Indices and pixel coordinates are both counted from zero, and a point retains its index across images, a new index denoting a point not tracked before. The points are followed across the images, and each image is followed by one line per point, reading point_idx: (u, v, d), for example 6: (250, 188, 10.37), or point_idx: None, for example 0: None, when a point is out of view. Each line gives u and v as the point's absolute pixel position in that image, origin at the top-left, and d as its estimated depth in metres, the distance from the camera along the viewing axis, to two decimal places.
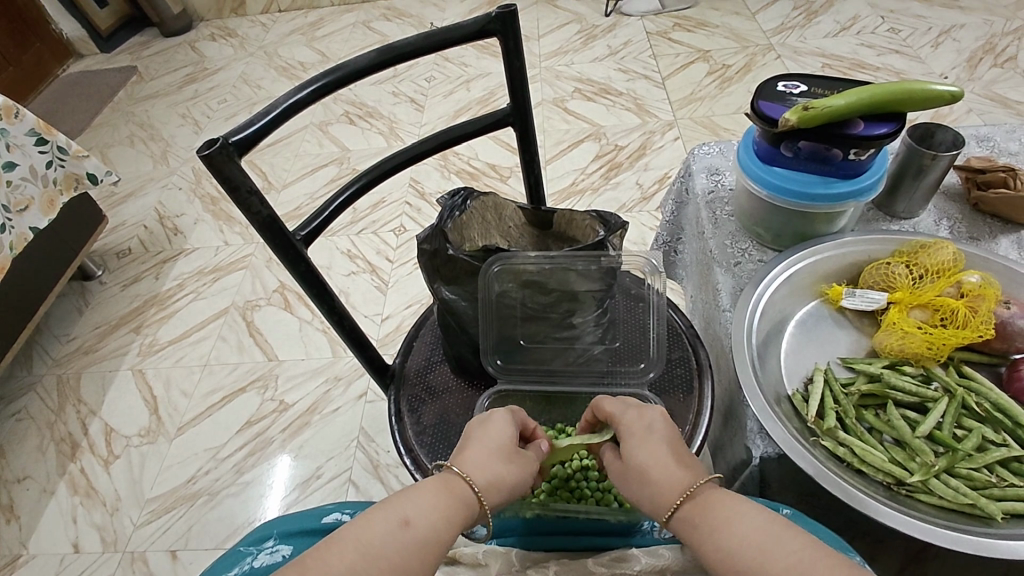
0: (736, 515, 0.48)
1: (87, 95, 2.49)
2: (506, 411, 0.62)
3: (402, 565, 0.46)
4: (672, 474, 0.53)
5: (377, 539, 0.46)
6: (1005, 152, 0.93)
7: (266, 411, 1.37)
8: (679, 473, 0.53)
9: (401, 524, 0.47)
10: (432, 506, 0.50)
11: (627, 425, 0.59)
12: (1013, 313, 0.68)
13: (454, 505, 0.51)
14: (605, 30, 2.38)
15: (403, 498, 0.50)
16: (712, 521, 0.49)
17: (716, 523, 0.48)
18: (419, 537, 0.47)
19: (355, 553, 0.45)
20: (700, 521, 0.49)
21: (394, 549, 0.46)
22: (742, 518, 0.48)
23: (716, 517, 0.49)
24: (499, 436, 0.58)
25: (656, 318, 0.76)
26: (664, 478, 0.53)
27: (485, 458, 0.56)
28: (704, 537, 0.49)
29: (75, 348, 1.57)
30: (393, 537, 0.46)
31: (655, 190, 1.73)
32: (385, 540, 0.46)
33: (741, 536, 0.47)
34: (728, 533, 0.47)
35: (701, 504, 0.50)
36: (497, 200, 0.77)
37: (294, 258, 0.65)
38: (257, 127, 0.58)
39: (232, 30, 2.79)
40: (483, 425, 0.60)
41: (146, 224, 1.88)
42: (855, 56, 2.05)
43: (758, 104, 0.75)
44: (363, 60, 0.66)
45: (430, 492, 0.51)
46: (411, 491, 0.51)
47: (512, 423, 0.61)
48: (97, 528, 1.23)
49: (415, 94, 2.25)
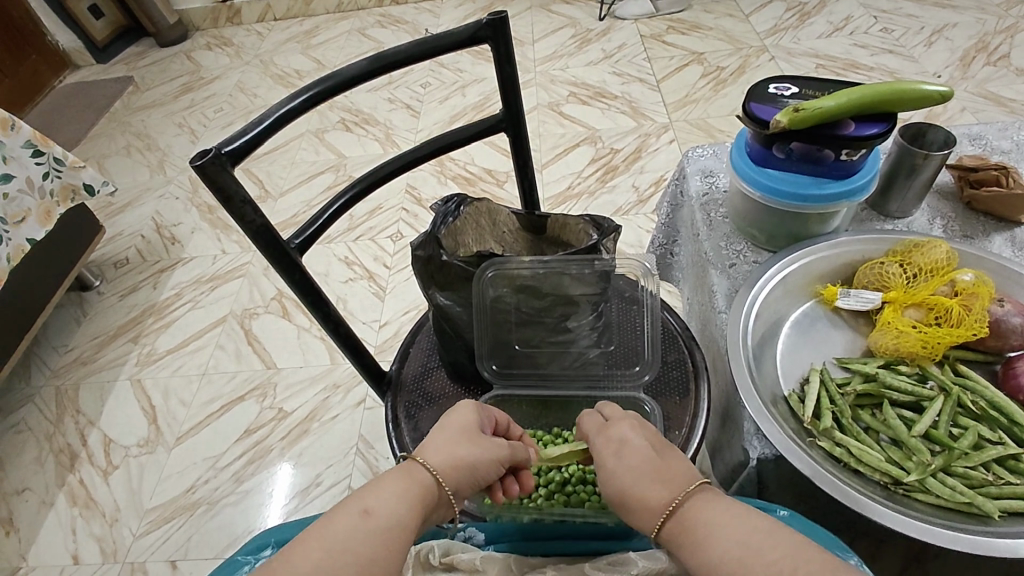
0: (720, 524, 0.49)
1: (83, 106, 2.50)
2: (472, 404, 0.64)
3: (370, 554, 0.46)
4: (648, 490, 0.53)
5: (339, 534, 0.46)
6: (997, 150, 0.93)
7: (265, 419, 1.37)
8: (655, 488, 0.53)
9: (362, 514, 0.48)
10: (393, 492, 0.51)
11: (602, 449, 0.59)
12: (1007, 310, 0.68)
13: (415, 489, 0.52)
14: (599, 34, 2.39)
15: (362, 492, 0.50)
16: (695, 536, 0.49)
17: (699, 537, 0.49)
18: (382, 524, 0.48)
19: (318, 551, 0.45)
20: (686, 536, 0.50)
21: (358, 539, 0.46)
22: (724, 526, 0.48)
23: (700, 529, 0.49)
24: (458, 421, 0.60)
25: (650, 320, 0.76)
26: (642, 495, 0.53)
27: (445, 443, 0.57)
28: (689, 553, 0.49)
29: (73, 358, 1.57)
30: (357, 528, 0.47)
31: (651, 192, 1.73)
32: (348, 532, 0.46)
33: (723, 545, 0.47)
34: (711, 545, 0.48)
35: (684, 518, 0.50)
36: (490, 206, 0.77)
37: (288, 266, 0.65)
38: (250, 136, 0.58)
39: (228, 39, 2.80)
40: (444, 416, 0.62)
41: (144, 233, 1.88)
42: (848, 57, 2.06)
43: (749, 106, 0.75)
44: (355, 68, 0.66)
45: (389, 480, 0.52)
46: (369, 486, 0.51)
47: (477, 411, 0.62)
48: (96, 539, 1.23)
49: (410, 100, 2.26)
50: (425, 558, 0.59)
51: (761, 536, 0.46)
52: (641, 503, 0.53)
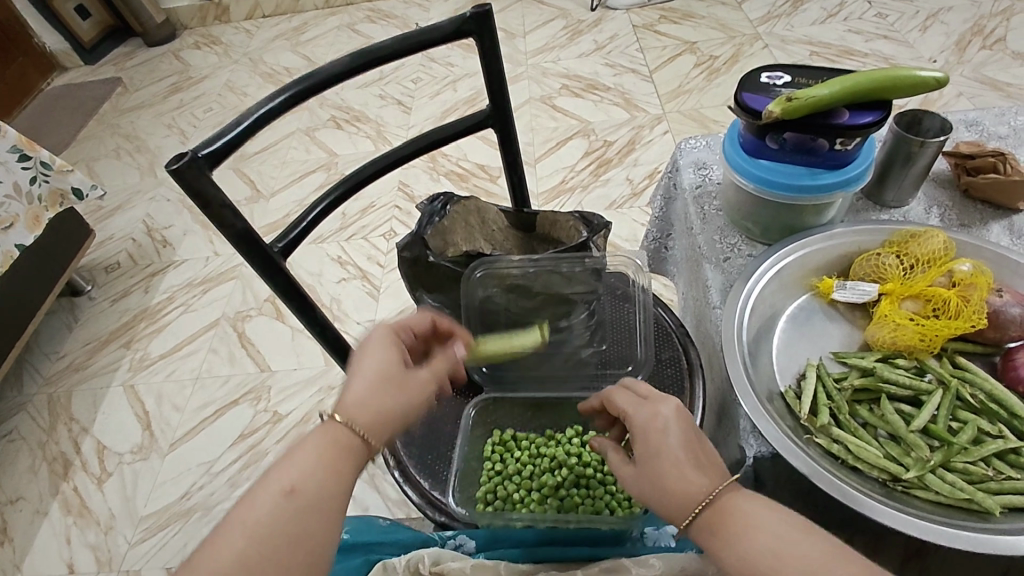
0: (761, 520, 0.47)
1: (71, 109, 2.47)
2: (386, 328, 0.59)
3: (301, 531, 0.45)
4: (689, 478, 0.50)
5: (263, 518, 0.45)
6: (994, 136, 0.92)
7: (259, 422, 1.36)
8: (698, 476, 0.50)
9: (287, 495, 0.46)
10: (307, 464, 0.48)
11: (642, 421, 0.54)
12: (1006, 301, 0.67)
13: (332, 456, 0.49)
14: (591, 25, 2.36)
15: (283, 466, 0.48)
16: (735, 527, 0.47)
17: (738, 529, 0.47)
18: (306, 502, 0.46)
19: (245, 538, 0.44)
20: (724, 527, 0.48)
21: (283, 522, 0.45)
22: (762, 522, 0.47)
23: (740, 521, 0.47)
24: (376, 363, 0.54)
25: (642, 317, 0.76)
26: (681, 482, 0.50)
27: (368, 395, 0.52)
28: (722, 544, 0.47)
29: (65, 365, 1.55)
30: (280, 510, 0.45)
31: (645, 185, 1.72)
32: (272, 515, 0.45)
33: (762, 537, 0.46)
34: (750, 539, 0.46)
35: (724, 508, 0.48)
36: (479, 204, 0.75)
37: (272, 270, 0.64)
38: (228, 139, 0.57)
39: (216, 37, 2.77)
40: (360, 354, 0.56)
41: (134, 237, 1.86)
42: (843, 43, 2.04)
43: (741, 96, 0.74)
44: (336, 66, 0.64)
45: (311, 453, 0.49)
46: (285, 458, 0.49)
47: (392, 338, 0.58)
48: (91, 547, 1.22)
49: (401, 96, 2.23)
50: (415, 567, 0.58)
51: (797, 534, 0.46)
52: (675, 492, 0.50)
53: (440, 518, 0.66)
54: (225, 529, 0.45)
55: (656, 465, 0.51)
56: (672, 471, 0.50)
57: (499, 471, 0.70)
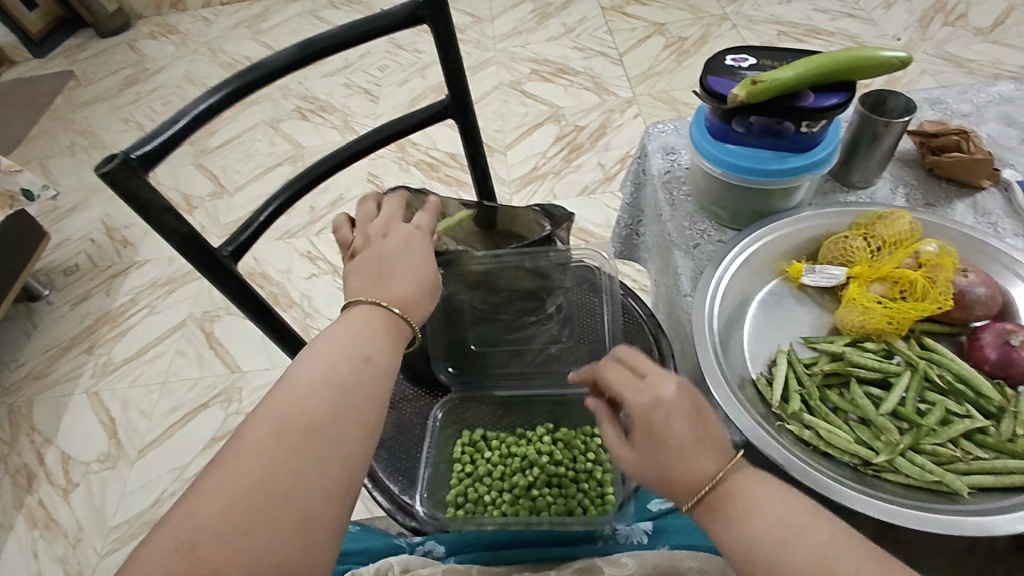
0: (766, 503, 0.46)
1: (21, 105, 2.36)
2: (407, 230, 0.60)
3: (378, 394, 0.49)
4: (691, 465, 0.47)
5: (343, 375, 0.48)
6: (957, 114, 0.92)
7: (231, 425, 1.33)
8: (702, 461, 0.47)
9: (364, 361, 0.50)
10: (373, 335, 0.52)
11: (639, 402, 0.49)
12: (971, 281, 0.67)
13: (385, 338, 0.52)
14: (560, 8, 2.33)
15: (350, 336, 0.51)
16: (736, 510, 0.46)
17: (739, 511, 0.46)
18: (381, 367, 0.50)
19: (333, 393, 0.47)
20: (725, 511, 0.46)
21: (361, 380, 0.49)
22: (763, 505, 0.46)
23: (743, 505, 0.46)
24: (417, 264, 0.57)
25: (609, 308, 0.72)
26: (684, 472, 0.47)
27: (414, 291, 0.56)
28: (722, 527, 0.46)
29: (25, 374, 1.49)
30: (361, 371, 0.49)
31: (617, 170, 1.70)
32: (352, 377, 0.48)
33: (765, 519, 0.45)
34: (753, 521, 0.46)
35: (725, 494, 0.47)
36: (434, 199, 0.70)
37: (222, 276, 0.61)
38: (165, 138, 0.53)
39: (172, 26, 2.67)
40: (389, 260, 0.57)
41: (93, 237, 1.79)
42: (810, 22, 2.04)
43: (706, 80, 0.72)
44: (282, 57, 0.61)
45: (373, 330, 0.52)
46: (348, 331, 0.51)
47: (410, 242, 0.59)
48: (60, 561, 1.18)
49: (367, 84, 2.18)
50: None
51: (800, 520, 0.45)
52: (677, 480, 0.47)
53: (412, 524, 0.63)
54: (296, 381, 0.47)
55: (654, 449, 0.48)
56: (670, 457, 0.47)
57: (470, 473, 0.69)
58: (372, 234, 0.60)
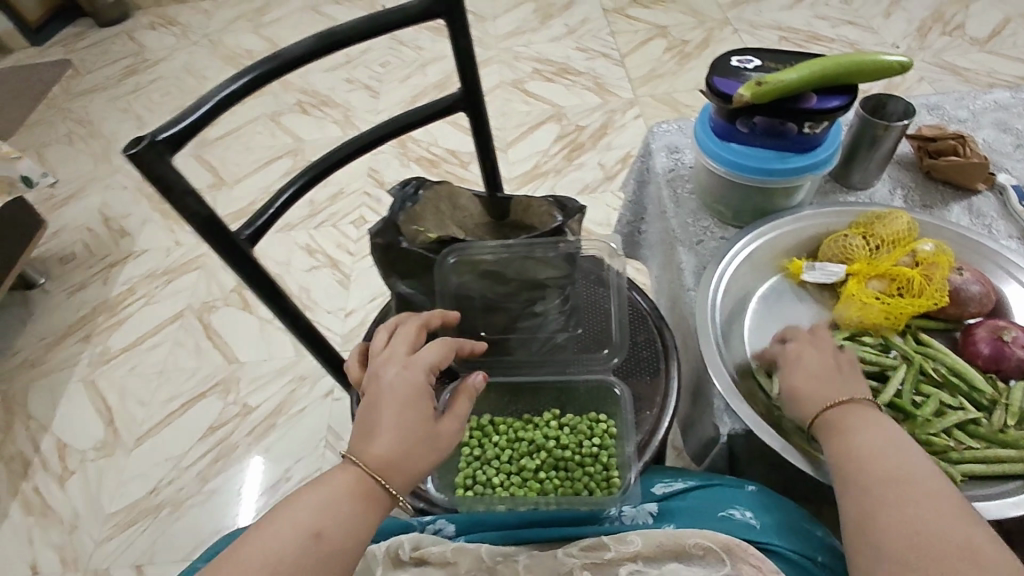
0: (875, 431, 0.55)
1: (17, 92, 2.34)
2: (414, 368, 0.55)
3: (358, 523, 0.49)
4: (833, 387, 0.59)
5: (287, 556, 0.46)
6: (954, 120, 0.94)
7: (229, 415, 1.33)
8: (835, 388, 0.59)
9: (361, 491, 0.50)
10: (334, 504, 0.49)
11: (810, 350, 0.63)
12: (965, 279, 0.69)
13: (407, 449, 0.52)
14: (562, 9, 2.34)
15: (314, 501, 0.48)
16: (848, 426, 0.56)
17: (856, 424, 0.55)
18: (332, 547, 0.47)
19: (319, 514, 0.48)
20: (841, 423, 0.56)
21: (309, 566, 0.46)
22: (873, 432, 0.54)
23: (852, 423, 0.56)
24: (409, 416, 0.52)
25: (616, 301, 0.76)
26: (821, 391, 0.59)
27: (395, 449, 0.51)
28: (838, 438, 0.55)
29: (20, 361, 1.49)
30: (347, 501, 0.49)
31: (618, 169, 1.72)
32: (339, 506, 0.49)
33: (869, 442, 0.54)
34: (861, 435, 0.54)
35: (847, 409, 0.57)
36: (450, 190, 0.74)
37: (239, 259, 0.62)
38: (188, 122, 0.54)
39: (173, 18, 2.66)
40: (382, 401, 0.53)
41: (90, 226, 1.79)
42: (810, 28, 2.06)
43: (712, 81, 0.74)
44: (301, 46, 0.62)
45: (338, 498, 0.49)
46: (316, 492, 0.49)
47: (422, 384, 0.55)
48: (56, 548, 1.18)
49: (369, 80, 2.18)
50: (395, 554, 0.59)
51: (905, 451, 0.53)
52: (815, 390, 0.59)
53: (421, 504, 0.66)
54: (296, 502, 0.49)
55: (804, 377, 0.60)
56: (823, 375, 0.60)
57: (477, 457, 0.71)
58: (380, 366, 0.56)
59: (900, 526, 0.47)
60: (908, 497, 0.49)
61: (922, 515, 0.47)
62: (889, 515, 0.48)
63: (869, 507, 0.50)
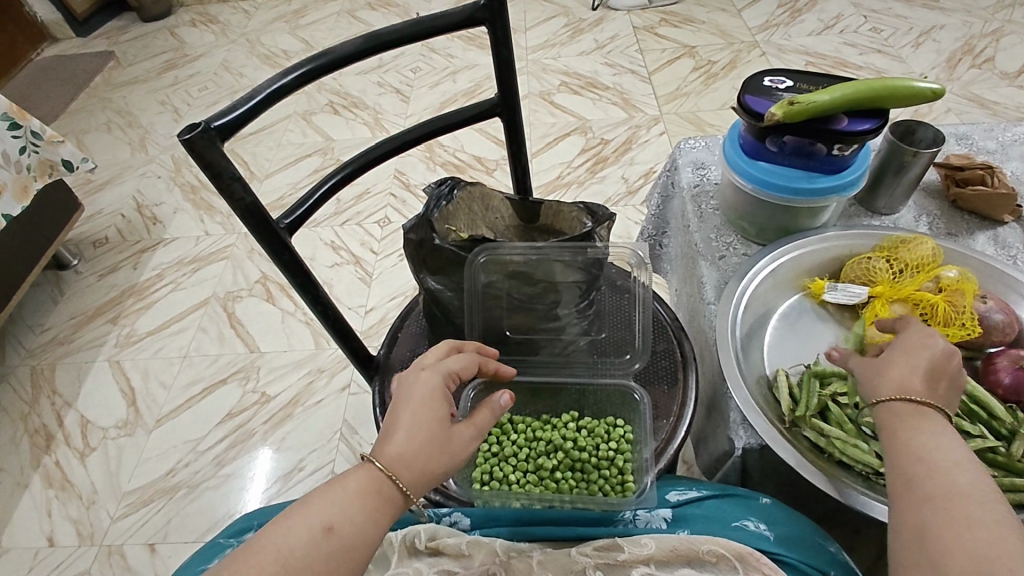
0: (945, 440, 0.49)
1: (61, 80, 2.42)
2: (431, 372, 0.57)
3: (367, 526, 0.46)
4: (912, 380, 0.53)
5: (298, 549, 0.43)
6: (983, 150, 0.95)
7: (247, 403, 1.36)
8: (916, 382, 0.53)
9: (376, 489, 0.48)
10: (349, 501, 0.47)
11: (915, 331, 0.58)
12: (990, 307, 0.70)
13: (422, 445, 0.51)
14: (593, 24, 2.38)
15: (330, 497, 0.46)
16: (919, 423, 0.51)
17: (922, 424, 0.50)
18: (344, 542, 0.45)
19: (336, 507, 0.46)
20: (903, 422, 0.51)
21: (316, 560, 0.43)
22: (939, 444, 0.49)
23: (926, 424, 0.50)
24: (423, 416, 0.52)
25: (640, 311, 0.78)
26: (903, 378, 0.54)
27: (410, 447, 0.51)
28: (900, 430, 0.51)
29: (50, 339, 1.53)
30: (364, 499, 0.47)
31: (640, 184, 1.73)
32: (352, 501, 0.47)
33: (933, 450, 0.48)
34: (922, 439, 0.49)
35: (920, 408, 0.51)
36: (483, 191, 0.77)
37: (277, 246, 0.64)
38: (241, 112, 0.57)
39: (213, 16, 2.74)
40: (404, 399, 0.54)
41: (124, 213, 1.84)
42: (838, 54, 2.07)
43: (744, 99, 0.75)
44: (349, 47, 0.65)
45: (353, 494, 0.47)
46: (329, 489, 0.47)
47: (440, 388, 0.56)
48: (73, 521, 1.20)
49: (400, 85, 2.23)
50: (411, 543, 0.61)
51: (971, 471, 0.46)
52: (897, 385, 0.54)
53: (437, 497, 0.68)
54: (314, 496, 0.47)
55: (899, 358, 0.56)
56: (913, 367, 0.54)
57: (496, 453, 0.73)
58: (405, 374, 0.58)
59: (951, 545, 0.42)
60: (965, 513, 0.44)
61: (974, 537, 0.42)
62: (940, 527, 0.44)
63: (921, 514, 0.45)
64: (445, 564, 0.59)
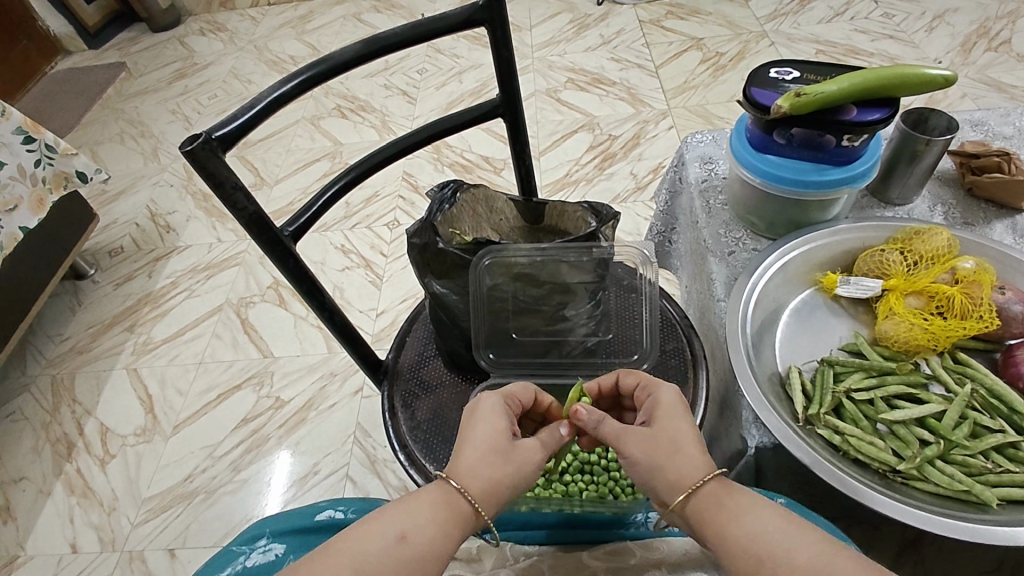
0: (751, 518, 0.49)
1: (76, 92, 2.46)
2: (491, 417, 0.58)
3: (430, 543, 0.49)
4: (686, 458, 0.54)
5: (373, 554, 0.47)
6: (999, 136, 0.92)
7: (261, 408, 1.37)
8: (692, 459, 0.54)
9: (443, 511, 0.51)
10: (436, 521, 0.50)
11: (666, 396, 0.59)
12: (1008, 298, 0.68)
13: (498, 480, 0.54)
14: (598, 20, 2.36)
15: (407, 510, 0.50)
16: (724, 513, 0.50)
17: (730, 514, 0.50)
18: (417, 550, 0.48)
19: (405, 516, 0.50)
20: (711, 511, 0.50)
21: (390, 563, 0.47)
22: (754, 516, 0.49)
23: (725, 512, 0.50)
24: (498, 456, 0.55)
25: (648, 309, 0.78)
26: (681, 468, 0.53)
27: (478, 462, 0.54)
28: (719, 529, 0.50)
29: (69, 348, 1.56)
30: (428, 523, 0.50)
31: (649, 179, 1.72)
32: (414, 519, 0.50)
33: (753, 531, 0.48)
34: (735, 522, 0.49)
35: (705, 498, 0.51)
36: (486, 193, 0.77)
37: (282, 254, 0.65)
38: (242, 121, 0.57)
39: (221, 24, 2.76)
40: (468, 423, 0.58)
41: (138, 222, 1.86)
42: (848, 42, 2.04)
43: (749, 91, 0.74)
44: (349, 52, 0.65)
45: (425, 510, 0.50)
46: (418, 504, 0.51)
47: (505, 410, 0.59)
48: (95, 528, 1.23)
49: (406, 87, 2.23)
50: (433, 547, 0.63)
51: (790, 524, 0.48)
52: (678, 470, 0.53)
53: None
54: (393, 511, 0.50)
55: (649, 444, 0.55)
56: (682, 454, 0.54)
57: None
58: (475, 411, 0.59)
59: None
60: None
61: None
62: None
63: None
64: (455, 569, 0.59)
